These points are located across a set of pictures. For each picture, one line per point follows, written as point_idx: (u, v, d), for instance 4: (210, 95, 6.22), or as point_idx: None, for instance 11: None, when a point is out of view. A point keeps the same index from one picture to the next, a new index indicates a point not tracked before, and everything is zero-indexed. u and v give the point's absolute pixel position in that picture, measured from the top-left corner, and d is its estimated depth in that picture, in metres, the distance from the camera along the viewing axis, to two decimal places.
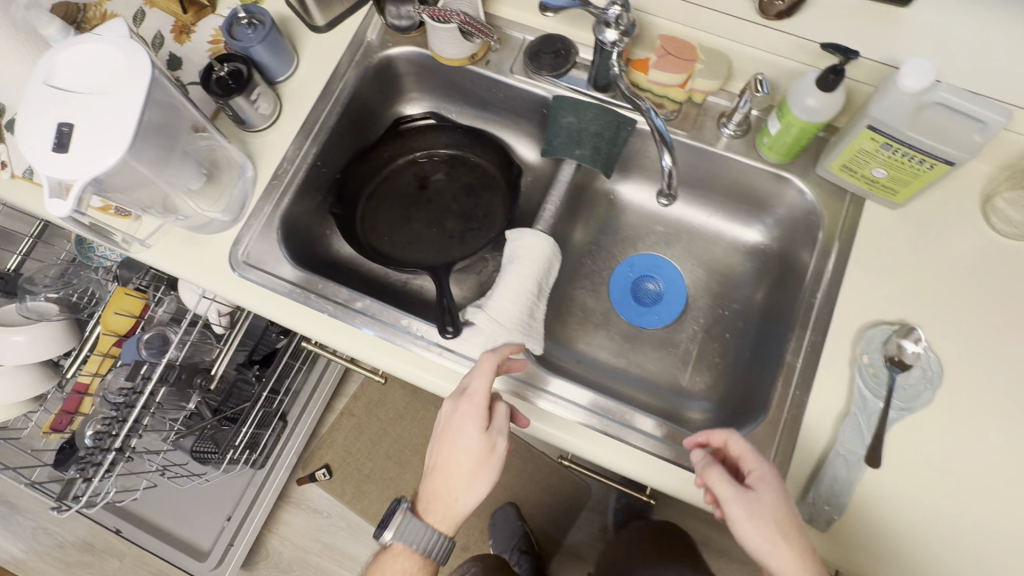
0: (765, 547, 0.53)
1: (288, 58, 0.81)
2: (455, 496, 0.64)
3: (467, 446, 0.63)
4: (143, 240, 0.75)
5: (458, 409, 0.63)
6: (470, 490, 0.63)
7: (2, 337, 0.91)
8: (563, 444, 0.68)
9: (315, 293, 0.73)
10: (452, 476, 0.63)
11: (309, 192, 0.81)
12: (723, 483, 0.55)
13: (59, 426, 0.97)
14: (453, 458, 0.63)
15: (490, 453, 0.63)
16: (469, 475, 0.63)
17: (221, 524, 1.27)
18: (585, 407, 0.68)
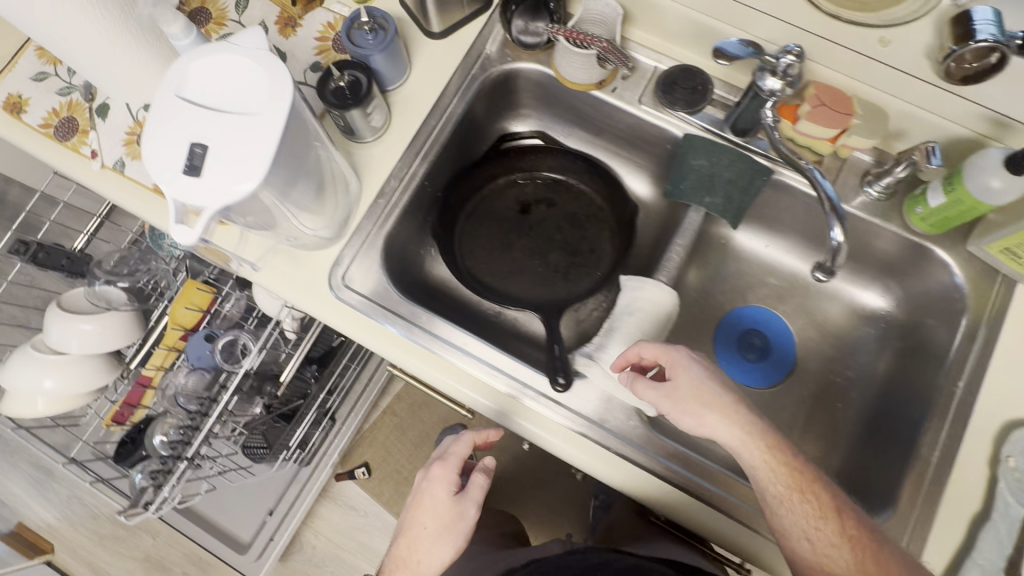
0: (701, 424, 0.57)
1: (402, 66, 0.75)
2: (419, 560, 0.71)
3: (437, 510, 0.72)
4: (254, 264, 0.71)
5: (430, 476, 0.73)
6: (436, 555, 0.71)
7: (69, 324, 0.88)
8: (555, 447, 0.68)
9: (420, 327, 0.70)
10: (419, 539, 0.71)
11: (413, 212, 0.77)
12: (646, 390, 0.59)
13: (121, 419, 0.95)
14: (423, 526, 0.71)
15: (458, 518, 0.72)
16: (436, 540, 0.71)
17: (263, 518, 1.26)
18: (573, 411, 0.67)
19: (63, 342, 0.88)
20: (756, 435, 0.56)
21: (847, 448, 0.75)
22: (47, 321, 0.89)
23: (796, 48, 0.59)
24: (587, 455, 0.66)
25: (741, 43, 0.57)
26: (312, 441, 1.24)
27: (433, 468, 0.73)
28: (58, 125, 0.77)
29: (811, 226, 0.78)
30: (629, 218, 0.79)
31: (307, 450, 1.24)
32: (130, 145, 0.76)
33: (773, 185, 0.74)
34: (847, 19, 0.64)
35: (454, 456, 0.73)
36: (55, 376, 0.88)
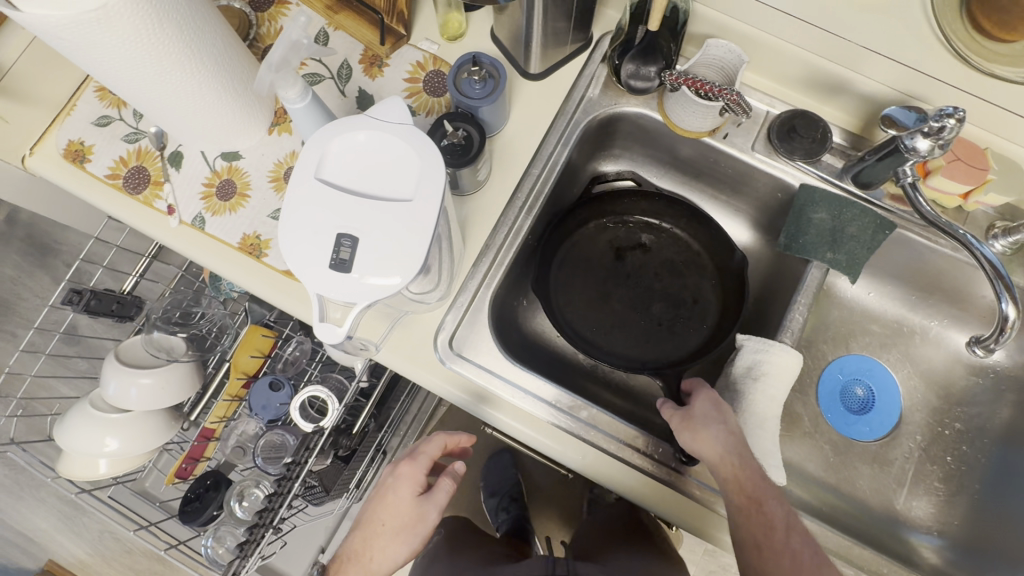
0: (695, 441, 0.60)
1: (505, 112, 0.70)
2: (370, 556, 0.68)
3: (399, 509, 0.68)
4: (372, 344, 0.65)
5: (398, 473, 0.69)
6: (387, 555, 0.68)
7: (128, 380, 0.82)
8: (522, 435, 0.68)
9: (535, 396, 0.67)
10: (374, 535, 0.68)
11: (514, 266, 0.72)
12: (668, 406, 0.65)
13: (184, 475, 0.88)
14: (377, 522, 0.68)
15: (418, 521, 0.68)
16: (390, 539, 0.68)
17: (314, 556, 1.22)
18: (548, 404, 0.67)
19: (122, 398, 0.82)
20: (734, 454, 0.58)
21: (963, 505, 0.73)
22: (103, 374, 0.83)
23: (958, 112, 0.55)
24: (547, 438, 0.67)
25: (907, 108, 0.58)
26: (366, 478, 1.19)
27: (401, 466, 0.69)
28: (126, 175, 0.71)
29: (925, 278, 0.75)
30: (736, 271, 0.75)
31: (361, 488, 1.19)
32: (209, 199, 0.70)
33: (893, 238, 0.72)
34: (993, 75, 0.60)
35: (424, 457, 0.70)
36: (117, 433, 0.83)
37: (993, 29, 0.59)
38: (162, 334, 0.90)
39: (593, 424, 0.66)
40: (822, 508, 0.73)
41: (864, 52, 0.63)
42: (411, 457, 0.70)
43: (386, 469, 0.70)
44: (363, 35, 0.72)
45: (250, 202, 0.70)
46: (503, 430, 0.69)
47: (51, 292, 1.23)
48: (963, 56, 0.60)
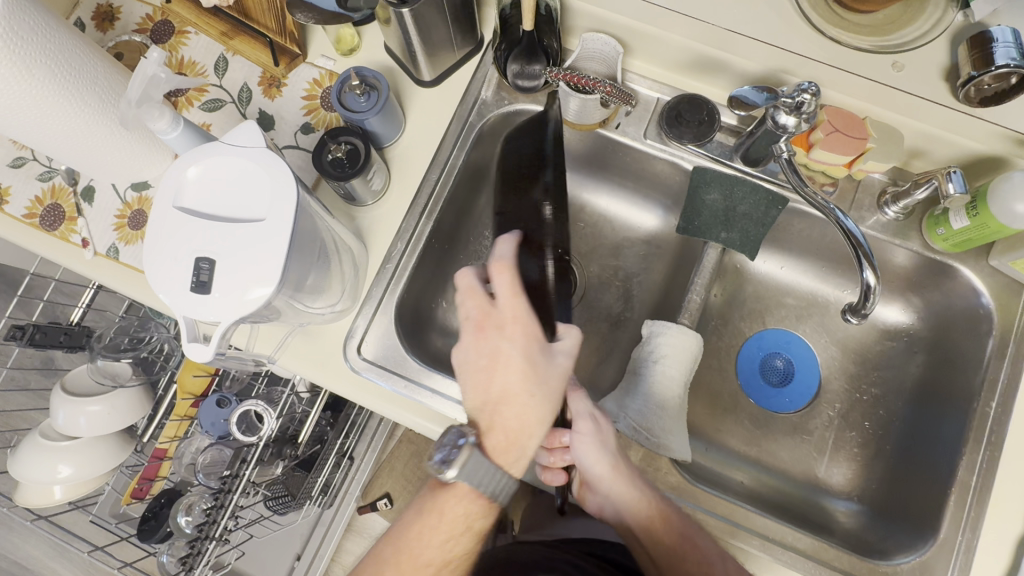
0: (603, 461, 0.62)
1: (398, 121, 0.72)
2: (524, 430, 0.55)
3: (529, 373, 0.56)
4: (272, 358, 0.68)
5: (505, 334, 0.57)
6: (540, 414, 0.56)
7: (75, 408, 0.85)
8: None
9: (443, 395, 0.69)
10: (518, 428, 0.55)
11: (421, 268, 0.74)
12: (580, 400, 0.63)
13: (140, 494, 0.94)
14: (518, 393, 0.56)
15: (559, 379, 0.58)
16: (536, 402, 0.56)
17: (290, 563, 1.26)
18: None
19: (71, 426, 0.85)
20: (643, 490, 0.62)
21: (881, 468, 0.74)
22: (52, 406, 0.86)
23: (812, 87, 0.57)
24: None
25: (757, 88, 0.59)
26: (333, 483, 1.23)
27: (505, 327, 0.58)
28: (43, 213, 0.73)
29: (827, 248, 0.76)
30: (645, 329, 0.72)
31: (329, 493, 1.23)
32: (121, 229, 0.73)
33: (788, 212, 0.73)
34: (854, 46, 0.63)
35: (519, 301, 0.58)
36: (67, 460, 0.86)
37: (853, 4, 0.61)
38: (107, 360, 0.92)
39: None
40: (742, 482, 0.74)
41: (733, 36, 0.65)
42: (506, 316, 0.58)
43: (486, 340, 0.57)
44: (258, 58, 0.74)
45: None
46: None
47: None
48: (838, 40, 0.63)
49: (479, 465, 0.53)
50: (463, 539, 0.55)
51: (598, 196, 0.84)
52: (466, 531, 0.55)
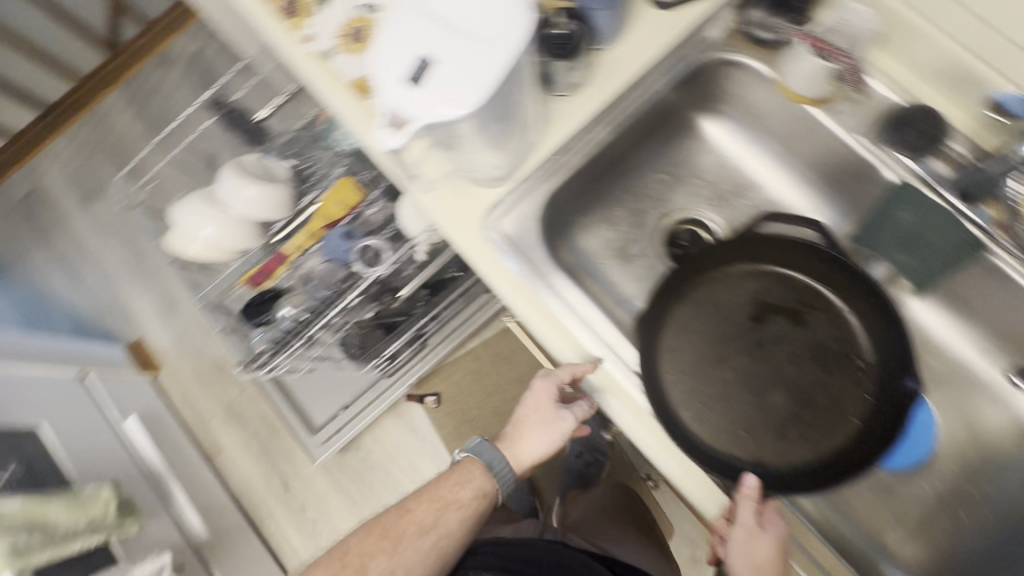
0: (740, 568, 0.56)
1: (619, 27, 0.71)
2: (517, 449, 0.75)
3: (536, 407, 0.75)
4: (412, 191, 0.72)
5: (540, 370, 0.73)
6: (536, 443, 0.75)
7: (236, 186, 0.96)
8: (551, 350, 0.69)
9: (554, 292, 0.69)
10: (515, 443, 0.75)
11: (578, 176, 0.74)
12: (745, 510, 0.55)
13: (256, 282, 1.03)
14: (528, 417, 0.75)
15: (554, 420, 0.74)
16: (530, 430, 0.75)
17: (336, 410, 1.36)
18: (591, 329, 0.68)
19: (229, 198, 0.97)
20: None
21: None
22: (220, 176, 0.98)
23: None
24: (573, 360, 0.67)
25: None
26: (400, 358, 1.30)
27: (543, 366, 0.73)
28: (285, 3, 0.81)
29: (1003, 322, 0.69)
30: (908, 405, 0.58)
31: (393, 364, 1.29)
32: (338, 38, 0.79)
33: (980, 265, 0.66)
34: None
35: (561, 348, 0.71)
36: (217, 226, 0.97)
37: None
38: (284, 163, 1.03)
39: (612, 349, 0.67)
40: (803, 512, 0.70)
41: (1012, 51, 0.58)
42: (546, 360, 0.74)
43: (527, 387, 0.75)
44: None
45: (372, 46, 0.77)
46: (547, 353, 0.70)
47: (203, 117, 1.41)
48: None
49: (489, 449, 0.76)
50: (476, 498, 0.76)
51: (775, 180, 0.80)
52: (477, 497, 0.76)
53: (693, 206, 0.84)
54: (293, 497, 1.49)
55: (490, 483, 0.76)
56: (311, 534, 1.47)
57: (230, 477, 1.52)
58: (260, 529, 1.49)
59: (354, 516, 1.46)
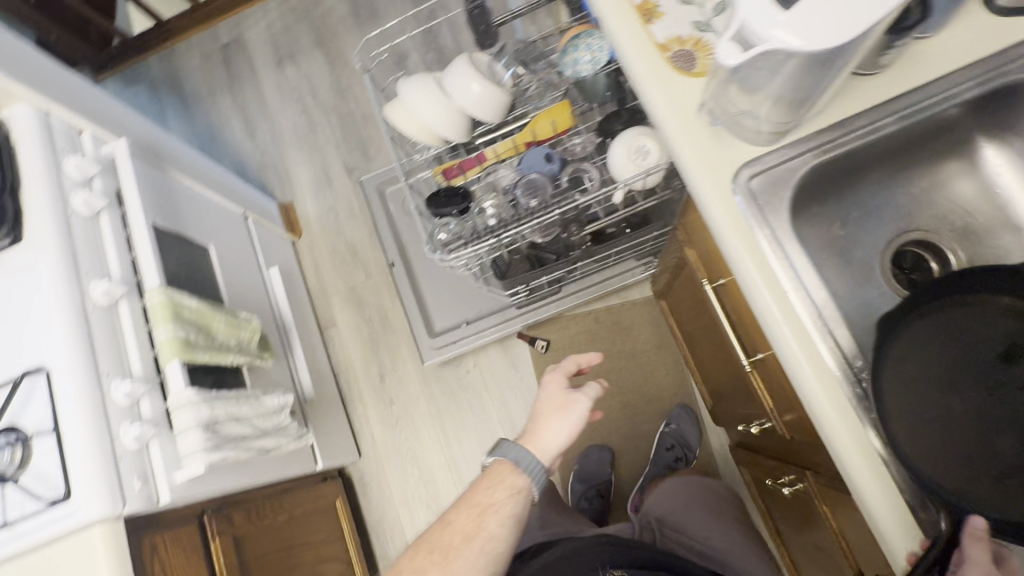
0: None
1: (946, 20, 0.67)
2: (542, 439, 0.79)
3: (553, 395, 0.81)
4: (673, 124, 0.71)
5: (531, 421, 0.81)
6: (554, 431, 0.78)
7: (464, 81, 1.01)
8: (765, 317, 0.67)
9: (789, 261, 0.67)
10: (540, 429, 0.79)
11: (843, 159, 0.71)
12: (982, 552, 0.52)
13: (449, 174, 1.07)
14: (547, 407, 0.80)
15: (571, 404, 0.80)
16: (551, 418, 0.80)
17: (460, 322, 1.42)
18: (817, 309, 0.66)
19: (454, 90, 1.01)
20: None
21: None
22: (452, 67, 1.02)
23: None
24: (789, 333, 0.65)
25: None
26: (538, 290, 1.34)
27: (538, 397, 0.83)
28: None
29: None
30: None
31: (527, 293, 1.33)
32: None
33: None
34: None
35: (553, 388, 0.82)
36: (438, 112, 1.02)
37: None
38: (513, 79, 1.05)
39: (834, 335, 0.65)
40: None
41: None
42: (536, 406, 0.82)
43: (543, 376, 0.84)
44: None
45: None
46: (758, 319, 0.68)
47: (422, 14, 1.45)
48: None
49: (516, 449, 0.78)
50: (512, 505, 0.75)
51: None
52: (511, 494, 0.75)
53: (934, 228, 0.79)
54: (385, 389, 1.56)
55: (523, 479, 0.76)
56: (392, 428, 1.54)
57: (335, 352, 1.61)
58: (348, 407, 1.57)
59: (437, 425, 1.52)
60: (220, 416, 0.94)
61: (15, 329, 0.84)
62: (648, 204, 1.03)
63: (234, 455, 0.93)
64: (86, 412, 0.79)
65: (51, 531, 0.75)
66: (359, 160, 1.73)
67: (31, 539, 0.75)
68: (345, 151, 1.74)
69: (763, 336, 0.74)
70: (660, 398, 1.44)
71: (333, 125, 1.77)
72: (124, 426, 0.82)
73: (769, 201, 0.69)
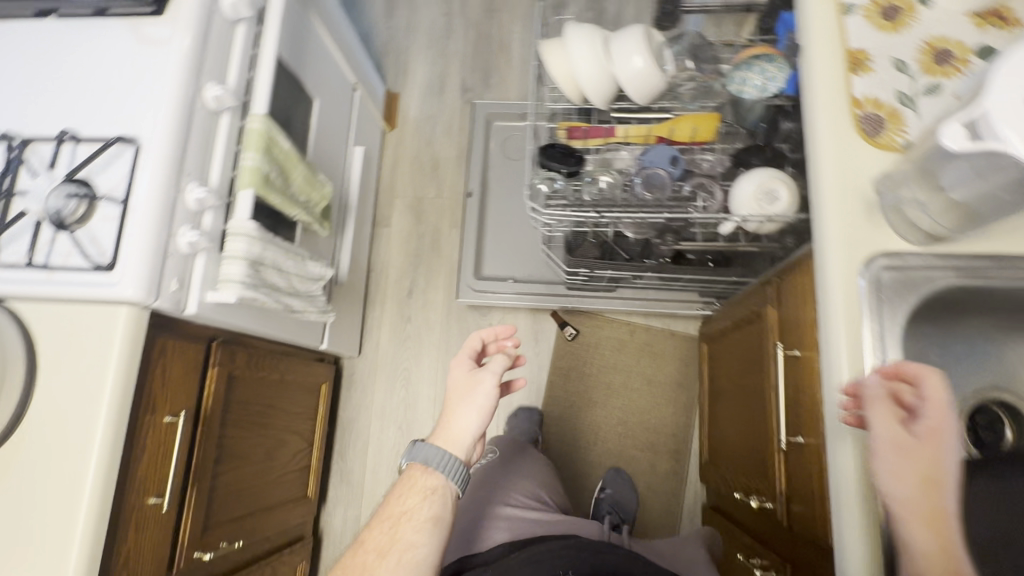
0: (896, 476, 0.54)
1: None
2: (453, 428, 0.78)
3: (462, 381, 0.81)
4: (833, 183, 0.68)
5: (450, 407, 0.81)
6: (465, 420, 0.79)
7: (630, 49, 0.97)
8: (832, 406, 0.64)
9: (881, 366, 0.64)
10: (452, 419, 0.79)
11: (979, 292, 0.67)
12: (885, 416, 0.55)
13: (573, 134, 1.03)
14: (456, 396, 0.80)
15: (477, 386, 0.80)
16: (462, 408, 0.79)
17: (506, 278, 1.37)
18: None
19: (617, 52, 0.98)
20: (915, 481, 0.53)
21: None
22: (623, 32, 0.99)
23: None
24: (849, 433, 0.63)
25: None
26: (594, 282, 1.30)
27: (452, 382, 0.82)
28: None
29: None
30: None
31: (583, 280, 1.29)
32: (874, 7, 0.74)
33: None
34: None
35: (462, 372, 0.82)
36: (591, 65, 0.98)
37: None
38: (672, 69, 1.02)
39: None
40: None
41: None
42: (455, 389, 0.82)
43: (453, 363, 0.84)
44: None
45: (891, 36, 0.72)
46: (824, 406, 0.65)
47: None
48: None
49: (423, 449, 0.77)
50: (428, 509, 0.74)
51: None
52: (427, 495, 0.74)
53: None
54: (408, 305, 1.56)
55: (437, 478, 0.76)
56: (399, 343, 1.54)
57: (377, 251, 1.60)
58: (367, 305, 1.57)
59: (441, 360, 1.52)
60: (267, 260, 0.94)
61: (121, 91, 0.84)
62: (749, 249, 0.99)
63: (263, 300, 0.94)
64: (157, 200, 0.79)
65: (82, 292, 0.76)
66: (477, 83, 1.69)
67: (61, 290, 0.77)
68: (468, 67, 1.70)
69: (819, 427, 0.71)
70: (656, 431, 1.43)
71: (468, 38, 1.72)
72: (183, 229, 0.83)
73: (891, 299, 0.65)
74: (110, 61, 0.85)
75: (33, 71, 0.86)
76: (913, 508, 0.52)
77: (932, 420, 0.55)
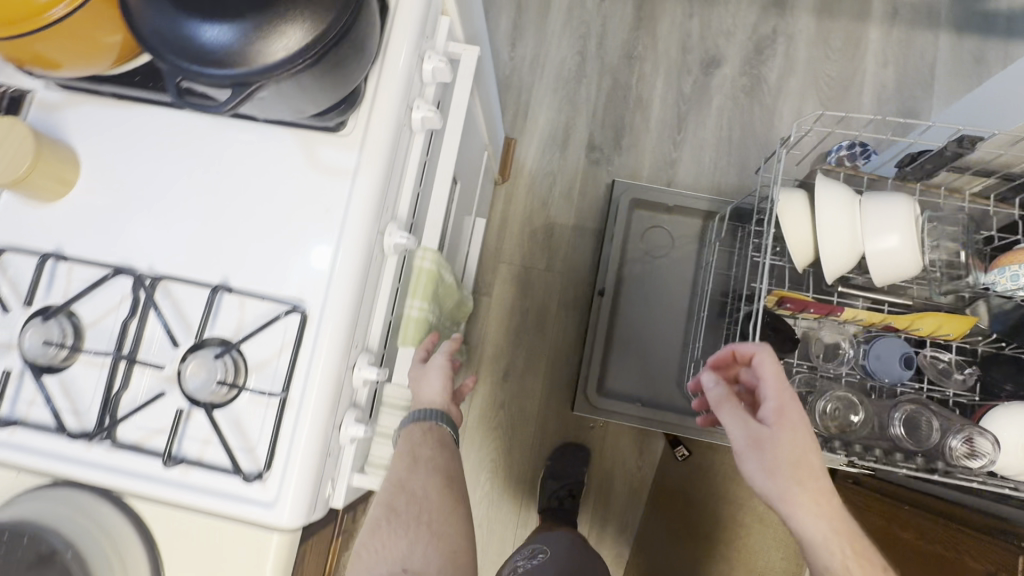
0: (775, 490, 0.66)
1: None
2: (428, 386, 0.72)
3: (431, 375, 0.73)
4: None
5: (423, 376, 0.73)
6: (437, 382, 0.73)
7: (887, 225, 0.80)
8: None
9: None
10: (428, 385, 0.72)
11: None
12: (731, 412, 0.71)
13: (792, 304, 0.84)
14: (422, 367, 0.74)
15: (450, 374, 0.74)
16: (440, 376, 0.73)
17: (632, 400, 1.22)
18: None
19: (871, 227, 0.80)
20: (796, 490, 0.65)
21: None
22: (879, 200, 0.82)
23: None
24: None
25: None
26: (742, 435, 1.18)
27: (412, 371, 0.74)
28: None
29: None
30: None
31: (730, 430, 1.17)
32: None
33: None
34: None
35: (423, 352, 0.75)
36: (835, 235, 0.80)
37: None
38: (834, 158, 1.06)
39: None
40: None
41: None
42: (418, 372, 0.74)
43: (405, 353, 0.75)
44: None
45: None
46: None
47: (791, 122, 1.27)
48: None
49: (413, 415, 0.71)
50: (438, 445, 0.70)
51: None
52: (428, 434, 0.70)
53: None
54: (502, 390, 1.40)
55: (430, 426, 0.70)
56: (487, 432, 1.38)
57: (473, 323, 1.42)
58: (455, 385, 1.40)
59: (533, 459, 1.38)
60: None
61: (285, 233, 0.66)
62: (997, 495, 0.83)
63: None
64: (326, 395, 0.63)
65: (228, 508, 0.61)
66: (607, 142, 1.46)
67: (201, 499, 0.61)
68: (598, 122, 1.47)
69: None
70: None
71: (602, 84, 1.48)
72: (348, 419, 0.67)
73: None
74: (271, 187, 0.67)
75: (170, 187, 0.67)
76: (787, 493, 0.65)
77: (776, 405, 0.69)
